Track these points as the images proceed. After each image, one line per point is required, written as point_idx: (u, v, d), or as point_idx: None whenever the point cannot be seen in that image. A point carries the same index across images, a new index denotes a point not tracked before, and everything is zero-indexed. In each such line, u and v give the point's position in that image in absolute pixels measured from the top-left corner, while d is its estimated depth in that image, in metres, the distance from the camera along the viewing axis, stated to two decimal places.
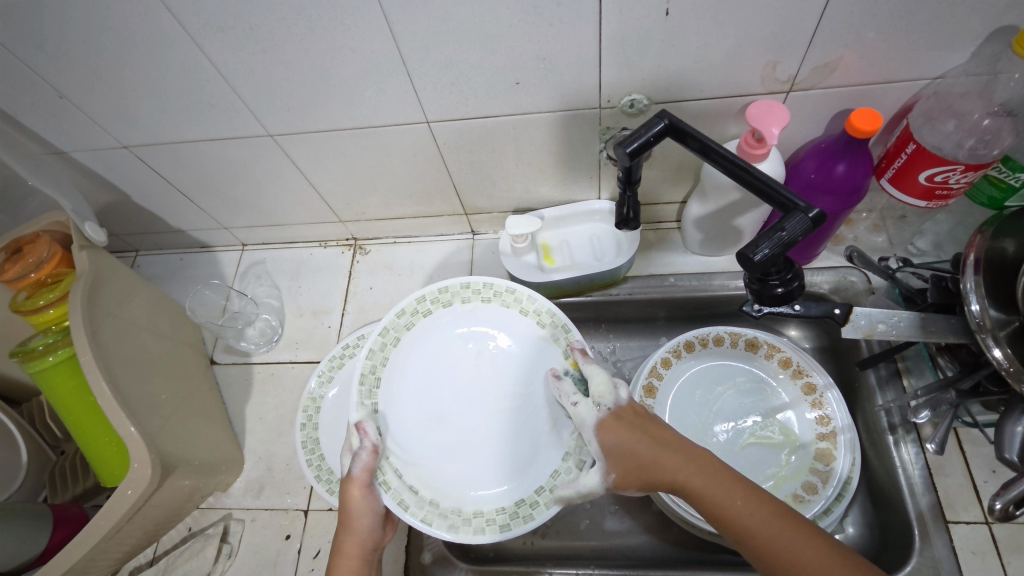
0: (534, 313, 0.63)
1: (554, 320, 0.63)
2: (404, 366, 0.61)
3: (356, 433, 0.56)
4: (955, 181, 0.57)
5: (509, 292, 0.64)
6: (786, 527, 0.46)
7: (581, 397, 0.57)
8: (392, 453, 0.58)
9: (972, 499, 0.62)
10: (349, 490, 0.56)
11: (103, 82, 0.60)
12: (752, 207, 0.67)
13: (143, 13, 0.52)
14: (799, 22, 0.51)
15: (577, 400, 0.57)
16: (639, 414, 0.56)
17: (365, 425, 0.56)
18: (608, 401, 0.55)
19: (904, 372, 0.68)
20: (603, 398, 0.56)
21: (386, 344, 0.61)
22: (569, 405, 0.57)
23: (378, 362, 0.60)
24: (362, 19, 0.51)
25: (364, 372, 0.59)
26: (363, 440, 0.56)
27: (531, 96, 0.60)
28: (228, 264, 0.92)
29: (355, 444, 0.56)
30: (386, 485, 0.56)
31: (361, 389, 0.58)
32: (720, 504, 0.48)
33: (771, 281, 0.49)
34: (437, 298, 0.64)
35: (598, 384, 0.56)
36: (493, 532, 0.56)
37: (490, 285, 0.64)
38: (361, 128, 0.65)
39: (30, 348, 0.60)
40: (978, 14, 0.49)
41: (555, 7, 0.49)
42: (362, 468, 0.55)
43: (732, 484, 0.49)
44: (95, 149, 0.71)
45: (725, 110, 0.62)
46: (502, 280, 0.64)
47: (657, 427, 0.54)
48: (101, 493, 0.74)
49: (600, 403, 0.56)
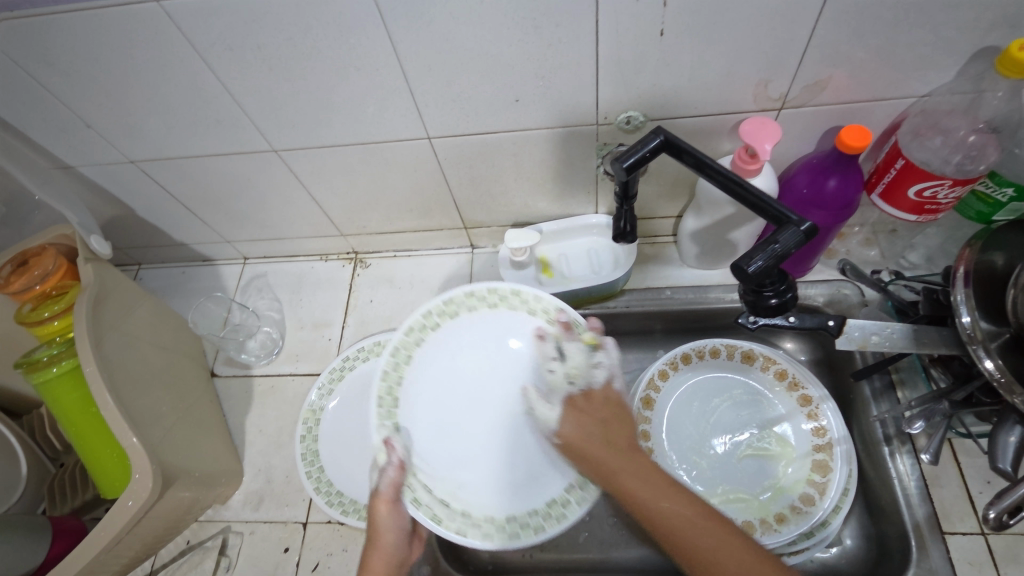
0: (542, 312, 0.64)
1: (563, 318, 0.63)
2: (419, 382, 0.61)
3: (384, 450, 0.57)
4: (944, 196, 0.59)
5: (514, 295, 0.64)
6: (705, 531, 0.47)
7: (557, 365, 0.60)
8: (418, 468, 0.58)
9: (968, 510, 0.62)
10: (376, 505, 0.55)
11: (113, 99, 0.62)
12: (747, 221, 0.68)
13: (154, 32, 0.53)
14: (789, 43, 0.52)
15: (554, 368, 0.60)
16: (609, 403, 0.57)
17: (393, 442, 0.57)
18: (582, 381, 0.58)
19: (899, 385, 0.68)
20: (578, 378, 0.58)
21: (398, 363, 0.61)
22: (547, 370, 0.61)
23: (393, 382, 0.60)
24: (366, 39, 0.53)
25: (381, 393, 0.59)
26: (390, 456, 0.56)
27: (530, 113, 0.61)
28: (230, 277, 0.93)
29: (382, 461, 0.57)
30: (415, 501, 0.56)
31: (380, 411, 0.59)
32: (649, 504, 0.49)
33: (765, 293, 0.50)
34: (443, 311, 0.63)
35: (576, 362, 0.59)
36: (529, 536, 0.57)
37: (495, 291, 0.64)
38: (363, 144, 0.67)
39: (34, 360, 0.61)
40: (962, 35, 0.51)
41: (554, 27, 0.51)
42: (390, 484, 0.55)
43: (668, 491, 0.50)
44: (102, 164, 0.73)
45: (720, 127, 0.63)
46: (506, 284, 0.65)
47: (618, 419, 0.56)
48: (100, 505, 0.74)
49: (575, 381, 0.59)
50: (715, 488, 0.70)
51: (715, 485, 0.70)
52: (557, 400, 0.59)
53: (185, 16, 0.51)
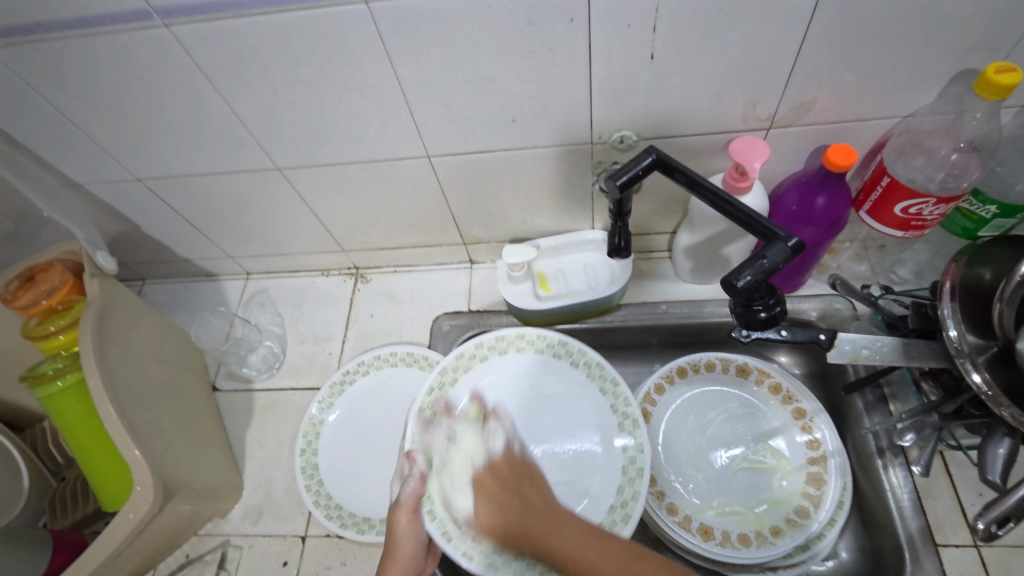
0: (584, 365, 0.68)
1: (603, 374, 0.67)
2: (426, 452, 0.62)
3: (406, 462, 0.61)
4: (929, 213, 0.60)
5: (562, 345, 0.69)
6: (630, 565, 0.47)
7: (450, 441, 0.61)
8: (440, 478, 0.59)
9: (961, 522, 0.63)
10: (397, 515, 0.58)
11: (123, 119, 0.64)
12: (739, 236, 0.70)
13: (164, 56, 0.55)
14: (775, 65, 0.55)
15: (447, 442, 0.61)
16: (512, 477, 0.59)
17: (415, 454, 0.61)
18: (480, 457, 0.60)
19: (890, 398, 0.69)
20: (476, 454, 0.60)
21: (444, 383, 0.68)
22: (443, 444, 0.62)
23: (435, 401, 0.67)
24: (368, 63, 0.55)
25: (421, 408, 0.65)
26: (412, 467, 0.60)
27: (527, 132, 0.63)
28: (232, 292, 0.94)
29: (405, 472, 0.60)
30: (431, 514, 0.57)
31: (419, 422, 0.64)
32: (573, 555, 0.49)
33: (754, 307, 0.52)
34: (494, 345, 0.70)
35: (471, 442, 0.61)
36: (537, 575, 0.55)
37: (544, 337, 0.70)
38: (364, 162, 0.68)
39: (40, 373, 0.62)
40: (941, 58, 0.53)
41: (548, 51, 0.53)
42: (410, 494, 0.58)
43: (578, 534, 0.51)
44: (109, 182, 0.75)
45: (711, 146, 0.65)
46: (555, 333, 0.70)
47: (530, 486, 0.58)
48: (100, 519, 0.74)
49: (474, 458, 0.60)
50: (712, 501, 0.70)
51: (712, 498, 0.70)
52: (466, 483, 0.58)
53: (193, 40, 0.53)
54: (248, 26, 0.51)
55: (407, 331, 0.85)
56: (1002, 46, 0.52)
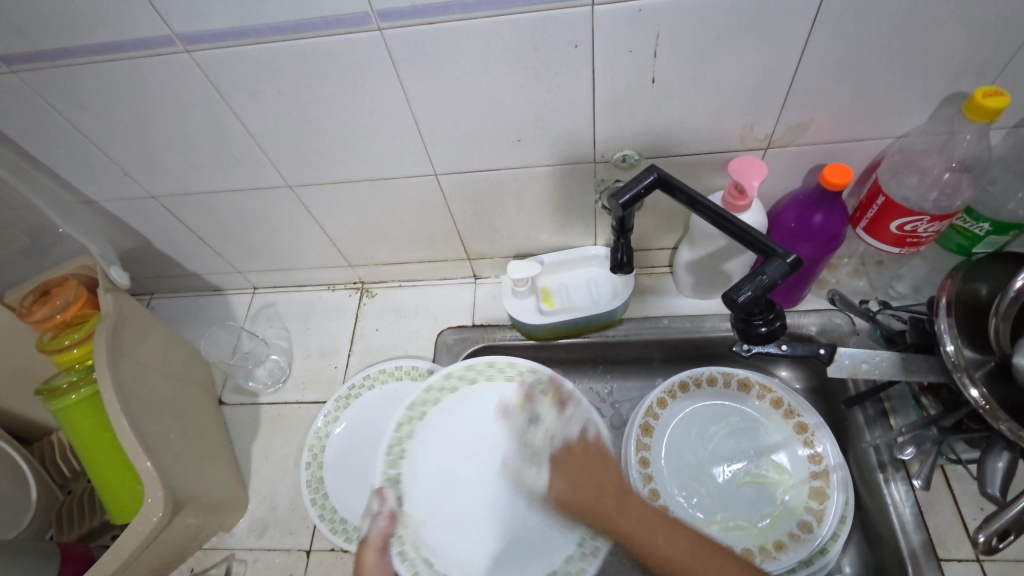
0: (554, 396, 0.70)
1: (573, 405, 0.69)
2: (507, 436, 0.69)
3: (376, 498, 0.66)
4: (924, 230, 0.62)
5: (531, 373, 0.72)
6: (705, 553, 0.55)
7: (531, 430, 0.69)
8: (409, 522, 0.65)
9: (963, 536, 0.63)
10: (365, 552, 0.60)
11: (140, 139, 0.66)
12: (738, 253, 0.71)
13: (184, 78, 0.57)
14: (772, 88, 0.57)
15: (527, 435, 0.69)
16: (595, 454, 0.65)
17: (386, 492, 0.66)
18: (560, 436, 0.68)
19: (891, 413, 0.70)
20: (556, 434, 0.68)
21: (412, 417, 0.71)
22: (523, 437, 0.69)
23: (405, 434, 0.69)
24: (379, 85, 0.57)
25: (390, 443, 0.68)
26: (382, 505, 0.65)
27: (532, 151, 0.65)
28: (240, 306, 0.96)
29: (374, 509, 0.65)
30: (402, 554, 0.63)
31: (387, 458, 0.67)
32: (648, 541, 0.57)
33: (754, 321, 0.53)
34: (463, 375, 0.73)
35: (552, 422, 0.69)
36: None
37: (514, 364, 0.73)
38: (373, 179, 0.70)
39: (55, 386, 0.63)
40: (931, 82, 0.55)
41: (553, 74, 0.55)
42: (378, 534, 0.63)
43: (667, 528, 0.58)
44: (124, 199, 0.76)
45: (710, 165, 0.67)
46: (524, 361, 0.73)
47: (602, 466, 0.64)
48: (106, 532, 0.75)
49: (553, 437, 0.68)
50: (715, 515, 0.71)
51: (715, 513, 0.71)
52: (545, 462, 0.67)
53: (213, 64, 0.55)
54: (266, 51, 0.53)
55: (412, 345, 0.86)
56: (989, 70, 0.54)
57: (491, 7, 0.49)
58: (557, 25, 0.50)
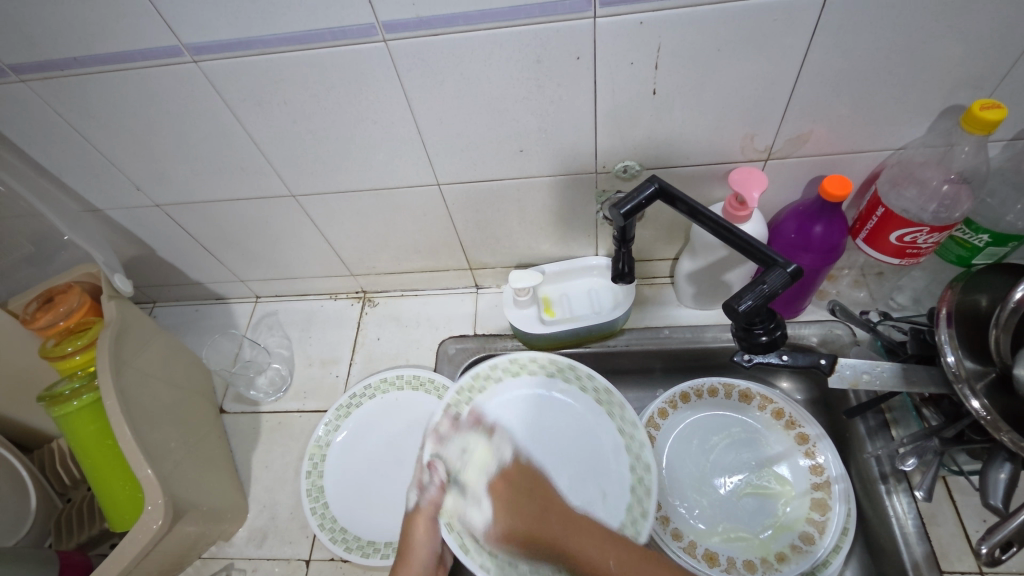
0: (593, 390, 0.73)
1: (610, 398, 0.72)
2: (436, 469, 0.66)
3: (426, 470, 0.64)
4: (924, 241, 0.62)
5: (570, 369, 0.74)
6: (650, 564, 0.58)
7: (464, 458, 0.66)
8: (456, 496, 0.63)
9: (966, 548, 0.63)
10: (415, 520, 0.61)
11: (147, 149, 0.67)
12: (739, 263, 0.72)
13: (191, 89, 0.58)
14: (771, 100, 0.57)
15: (461, 462, 0.66)
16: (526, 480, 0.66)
17: (436, 464, 0.64)
18: (493, 465, 0.66)
19: (892, 424, 0.70)
20: (487, 463, 0.66)
21: (460, 400, 0.71)
22: (457, 458, 0.66)
23: (452, 415, 0.70)
24: (383, 95, 0.57)
25: (439, 421, 0.69)
26: (433, 476, 0.63)
27: (534, 162, 0.66)
28: (242, 314, 0.96)
29: (424, 481, 0.63)
30: (450, 525, 0.61)
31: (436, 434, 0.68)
32: (589, 555, 0.60)
33: (755, 330, 0.53)
34: (507, 367, 0.75)
35: (480, 455, 0.67)
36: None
37: (554, 361, 0.75)
38: (375, 189, 0.71)
39: (57, 393, 0.63)
40: (929, 94, 0.56)
41: (555, 86, 0.56)
42: (429, 501, 0.62)
43: (607, 545, 0.61)
44: (129, 207, 0.77)
45: (710, 177, 0.67)
46: (563, 358, 0.75)
47: (542, 497, 0.65)
48: (105, 541, 0.74)
49: (485, 467, 0.66)
50: (717, 527, 0.70)
51: (717, 524, 0.70)
52: (482, 493, 0.64)
53: (219, 74, 0.56)
54: (271, 61, 0.54)
55: (413, 354, 0.86)
56: (985, 84, 0.55)
57: (493, 19, 0.50)
58: (559, 37, 0.51)
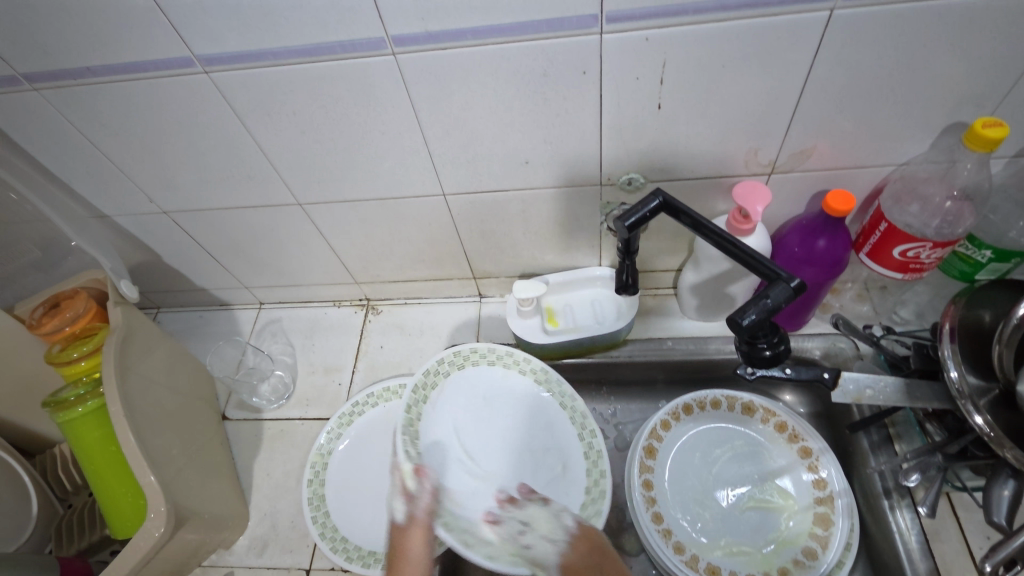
0: (531, 372, 0.76)
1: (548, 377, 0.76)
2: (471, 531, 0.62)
3: (413, 476, 0.64)
4: (926, 257, 0.63)
5: (508, 355, 0.77)
6: None
7: (521, 528, 0.60)
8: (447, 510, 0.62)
9: (970, 565, 0.62)
10: (411, 529, 0.57)
11: (156, 157, 0.67)
12: (742, 276, 0.72)
13: (201, 98, 0.59)
14: (775, 115, 0.58)
15: (519, 533, 0.60)
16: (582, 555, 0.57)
17: (423, 472, 0.65)
18: (558, 532, 0.58)
19: (896, 438, 0.70)
20: (552, 531, 0.59)
21: (417, 400, 0.72)
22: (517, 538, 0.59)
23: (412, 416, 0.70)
24: (391, 106, 0.58)
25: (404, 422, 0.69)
26: (421, 482, 0.64)
27: (539, 174, 0.66)
28: (246, 321, 0.96)
29: (412, 486, 0.63)
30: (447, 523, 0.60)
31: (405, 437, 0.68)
32: None
33: (759, 344, 0.53)
34: (454, 360, 0.76)
35: (542, 521, 0.61)
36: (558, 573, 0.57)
37: (493, 350, 0.77)
38: (381, 199, 0.71)
39: (62, 398, 0.63)
40: (931, 112, 0.56)
41: (561, 99, 0.56)
42: (423, 509, 0.60)
43: None
44: (136, 214, 0.78)
45: (714, 190, 0.68)
46: (501, 346, 0.77)
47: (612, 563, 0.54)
48: (105, 548, 0.74)
49: (547, 535, 0.59)
50: (719, 540, 0.70)
51: (719, 537, 0.70)
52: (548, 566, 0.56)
53: (229, 84, 0.57)
54: (282, 73, 0.55)
55: (416, 363, 0.86)
56: (988, 101, 0.55)
57: (501, 34, 0.50)
58: (566, 52, 0.52)
